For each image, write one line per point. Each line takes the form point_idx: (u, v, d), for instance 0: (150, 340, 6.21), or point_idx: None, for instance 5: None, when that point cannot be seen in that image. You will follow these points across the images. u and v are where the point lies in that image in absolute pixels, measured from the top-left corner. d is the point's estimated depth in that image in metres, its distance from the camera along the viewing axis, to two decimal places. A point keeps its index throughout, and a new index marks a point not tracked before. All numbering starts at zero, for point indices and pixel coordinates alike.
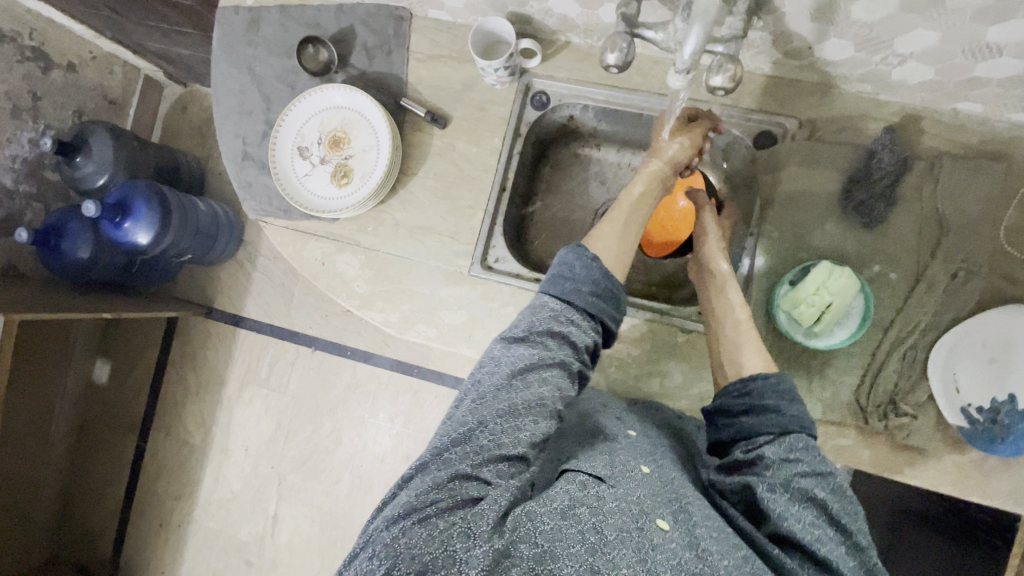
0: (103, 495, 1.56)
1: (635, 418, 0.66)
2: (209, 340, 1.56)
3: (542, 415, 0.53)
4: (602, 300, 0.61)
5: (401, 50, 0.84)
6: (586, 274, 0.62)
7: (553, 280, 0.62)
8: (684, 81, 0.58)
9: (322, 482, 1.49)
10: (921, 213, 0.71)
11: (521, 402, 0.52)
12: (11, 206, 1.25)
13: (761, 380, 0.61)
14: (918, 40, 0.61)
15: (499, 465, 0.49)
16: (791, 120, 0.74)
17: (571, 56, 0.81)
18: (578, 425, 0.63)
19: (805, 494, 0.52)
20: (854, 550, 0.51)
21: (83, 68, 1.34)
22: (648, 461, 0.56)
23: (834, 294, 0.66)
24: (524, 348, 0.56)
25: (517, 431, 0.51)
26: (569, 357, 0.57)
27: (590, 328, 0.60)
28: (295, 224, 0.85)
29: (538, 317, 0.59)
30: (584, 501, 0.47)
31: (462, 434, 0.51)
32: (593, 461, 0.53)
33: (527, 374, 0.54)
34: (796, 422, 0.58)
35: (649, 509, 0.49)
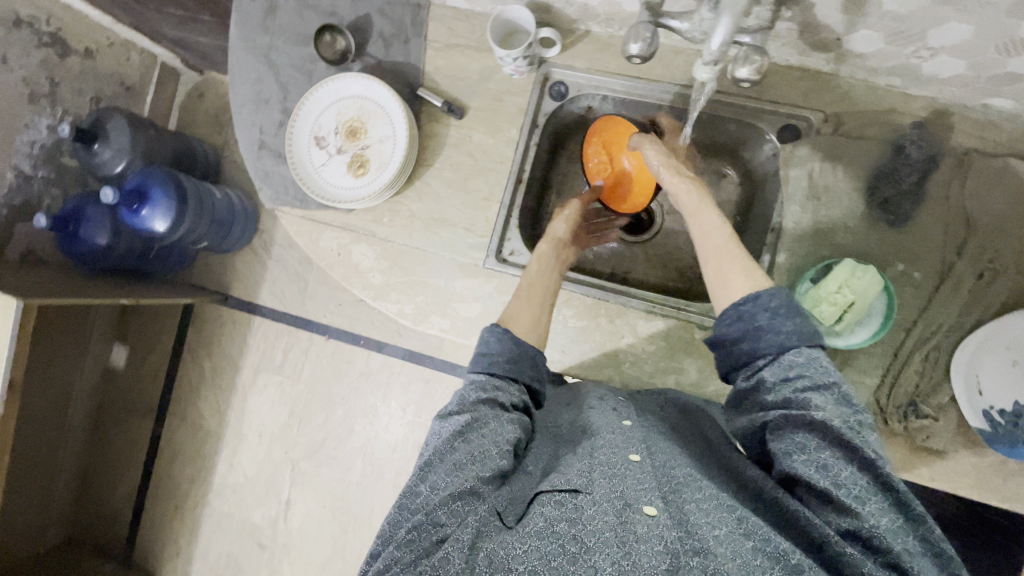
0: (121, 476, 1.59)
1: (637, 410, 0.67)
2: (224, 327, 1.58)
3: (493, 460, 0.53)
4: (520, 364, 0.65)
5: (418, 38, 0.83)
6: (505, 347, 0.65)
7: (478, 360, 0.65)
8: (710, 73, 0.57)
9: (333, 469, 1.51)
10: (947, 211, 0.69)
11: (465, 457, 0.53)
12: (30, 192, 1.26)
13: (752, 302, 0.57)
14: (951, 34, 0.59)
15: (454, 508, 0.50)
16: (817, 113, 0.72)
17: (591, 47, 0.80)
18: (569, 428, 0.64)
19: (805, 417, 0.50)
20: (868, 468, 0.48)
21: (101, 55, 1.35)
22: (638, 448, 0.57)
23: (857, 293, 0.65)
24: (461, 415, 0.59)
25: (466, 479, 0.51)
26: (502, 411, 0.59)
27: (516, 389, 0.63)
28: (311, 215, 0.85)
29: (468, 392, 0.62)
30: (562, 516, 0.48)
31: (416, 499, 0.52)
32: (569, 470, 0.54)
33: (469, 434, 0.56)
34: (795, 337, 0.54)
35: (633, 501, 0.50)
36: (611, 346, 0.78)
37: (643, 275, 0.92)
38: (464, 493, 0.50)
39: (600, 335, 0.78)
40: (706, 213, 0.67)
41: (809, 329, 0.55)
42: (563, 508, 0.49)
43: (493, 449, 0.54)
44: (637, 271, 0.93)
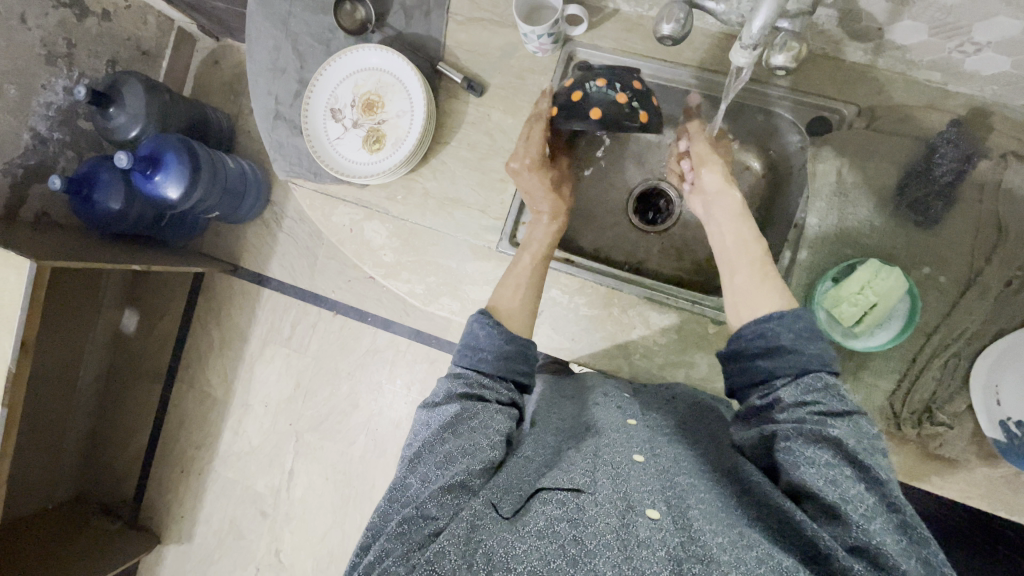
0: (129, 439, 1.62)
1: (641, 408, 0.67)
2: (233, 298, 1.59)
3: (484, 452, 0.55)
4: (512, 361, 0.65)
5: (440, 11, 0.81)
6: (494, 340, 0.65)
7: (463, 352, 0.66)
8: (749, 56, 0.55)
9: (337, 442, 1.52)
10: (980, 214, 0.67)
11: (456, 448, 0.55)
12: (45, 154, 1.26)
13: (777, 319, 0.57)
14: (999, 29, 0.56)
15: (445, 500, 0.51)
16: (851, 107, 0.70)
17: (619, 26, 0.77)
18: (573, 423, 0.64)
19: (818, 435, 0.50)
20: (878, 488, 0.48)
21: (118, 17, 1.33)
22: (642, 451, 0.57)
23: (879, 295, 0.63)
24: (450, 405, 0.59)
25: (456, 473, 0.52)
26: (494, 408, 0.60)
27: (503, 387, 0.64)
28: (325, 188, 0.84)
29: (456, 384, 0.62)
30: (563, 516, 0.48)
31: (406, 493, 0.53)
32: (572, 468, 0.53)
33: (459, 426, 0.57)
34: (817, 360, 0.55)
35: (637, 503, 0.49)
36: (622, 337, 0.76)
37: (657, 266, 0.90)
38: (455, 487, 0.51)
39: (611, 324, 0.77)
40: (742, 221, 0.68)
41: (827, 355, 0.56)
42: (564, 508, 0.49)
43: (483, 442, 0.56)
44: (652, 261, 0.91)
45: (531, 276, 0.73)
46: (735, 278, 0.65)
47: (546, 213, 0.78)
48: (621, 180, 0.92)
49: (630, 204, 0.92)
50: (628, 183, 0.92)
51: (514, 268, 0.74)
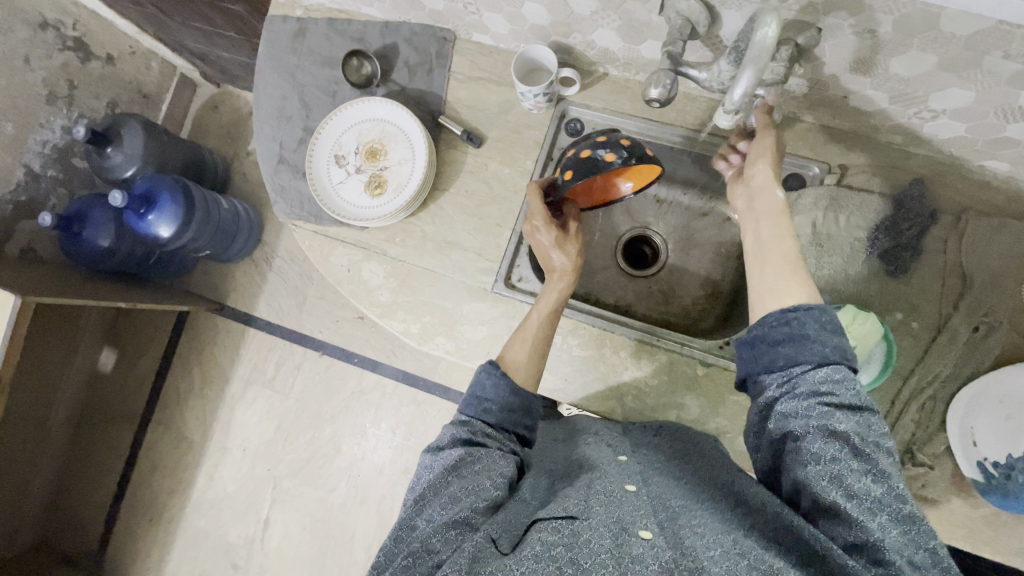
0: (95, 484, 1.55)
1: (632, 445, 0.68)
2: (217, 337, 1.57)
3: (487, 491, 0.56)
4: (516, 414, 0.67)
5: (442, 69, 0.86)
6: (499, 391, 0.67)
7: (469, 401, 0.68)
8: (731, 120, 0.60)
9: (317, 489, 1.48)
10: (945, 265, 0.71)
11: (460, 489, 0.56)
12: (37, 190, 1.27)
13: (801, 311, 0.57)
14: (953, 99, 0.62)
15: (448, 536, 0.51)
16: (821, 164, 0.75)
17: (609, 88, 0.83)
18: (567, 460, 0.65)
19: (828, 431, 0.51)
20: (883, 480, 0.49)
21: (121, 62, 1.38)
22: (634, 482, 0.58)
23: (857, 339, 0.66)
24: (454, 450, 0.61)
25: (460, 510, 0.53)
26: (494, 454, 0.61)
27: (507, 439, 0.65)
28: (324, 230, 0.86)
29: (457, 429, 0.64)
30: (559, 541, 0.48)
31: (412, 533, 0.53)
32: (566, 499, 0.54)
33: (462, 469, 0.58)
34: (835, 352, 0.55)
35: (631, 524, 0.50)
36: (615, 378, 0.78)
37: (646, 309, 0.94)
38: (458, 523, 0.52)
39: (604, 365, 0.79)
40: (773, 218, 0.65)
41: (848, 349, 0.56)
42: (559, 534, 0.49)
43: (486, 481, 0.56)
44: (640, 305, 0.94)
45: (540, 335, 0.74)
46: (765, 269, 0.63)
47: (557, 271, 0.78)
48: (610, 228, 0.96)
49: (619, 249, 0.96)
50: (617, 230, 0.97)
51: (524, 323, 0.76)
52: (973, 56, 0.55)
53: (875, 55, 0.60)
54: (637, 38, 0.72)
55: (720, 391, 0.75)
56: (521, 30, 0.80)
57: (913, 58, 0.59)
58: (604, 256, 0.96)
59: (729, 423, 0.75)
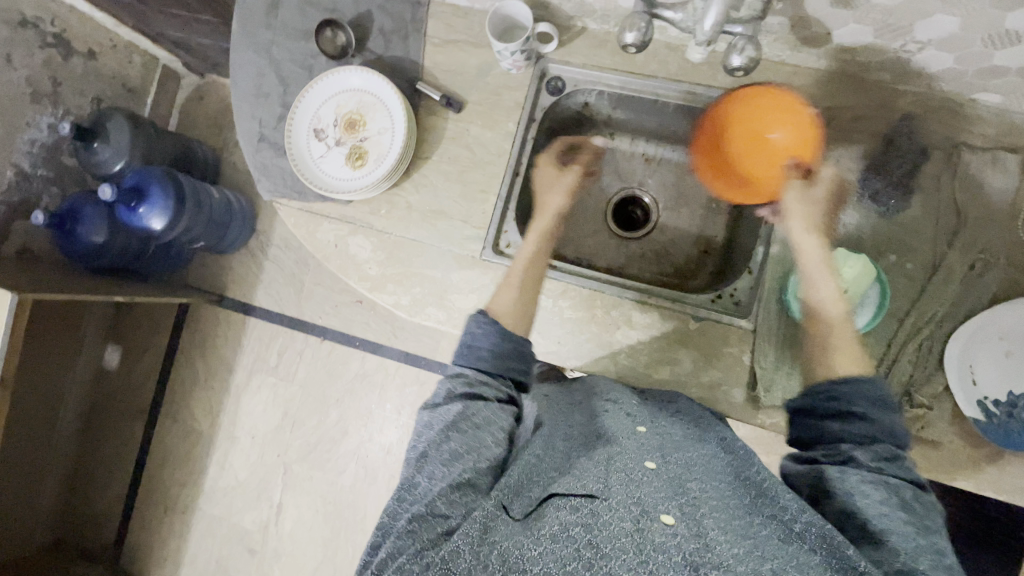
0: (111, 478, 1.58)
1: (650, 413, 0.67)
2: (219, 328, 1.58)
3: (488, 451, 0.57)
4: (510, 361, 0.67)
5: (418, 35, 0.84)
6: (488, 341, 0.67)
7: (463, 353, 0.68)
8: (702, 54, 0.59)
9: (326, 472, 1.50)
10: (939, 202, 0.69)
11: (462, 448, 0.56)
12: (29, 190, 1.27)
13: (849, 385, 0.59)
14: (937, 27, 0.60)
15: (453, 498, 0.52)
16: (810, 108, 0.73)
17: (587, 43, 0.80)
18: (585, 426, 0.64)
19: (880, 477, 0.53)
20: (927, 535, 0.49)
21: (103, 56, 1.37)
22: (655, 458, 0.58)
23: (850, 283, 0.66)
24: (453, 404, 0.61)
25: (466, 472, 0.54)
26: (501, 412, 0.61)
27: (502, 384, 0.65)
28: (309, 206, 0.86)
29: (455, 384, 0.64)
30: (578, 521, 0.49)
31: (414, 492, 0.54)
32: (585, 475, 0.54)
33: (462, 425, 0.58)
34: (886, 431, 0.57)
35: (651, 508, 0.50)
36: (608, 338, 0.77)
37: (638, 270, 0.93)
38: (462, 485, 0.53)
39: (595, 325, 0.78)
40: (823, 272, 0.66)
41: (898, 428, 0.58)
42: (578, 513, 0.50)
43: (487, 439, 0.58)
44: (633, 267, 0.93)
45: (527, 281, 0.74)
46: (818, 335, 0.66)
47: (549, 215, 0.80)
48: (599, 190, 0.96)
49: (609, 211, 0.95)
50: (606, 193, 0.96)
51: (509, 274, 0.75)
52: None
53: None
54: None
55: (713, 344, 0.74)
56: None
57: None
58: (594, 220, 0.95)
59: (723, 376, 0.73)
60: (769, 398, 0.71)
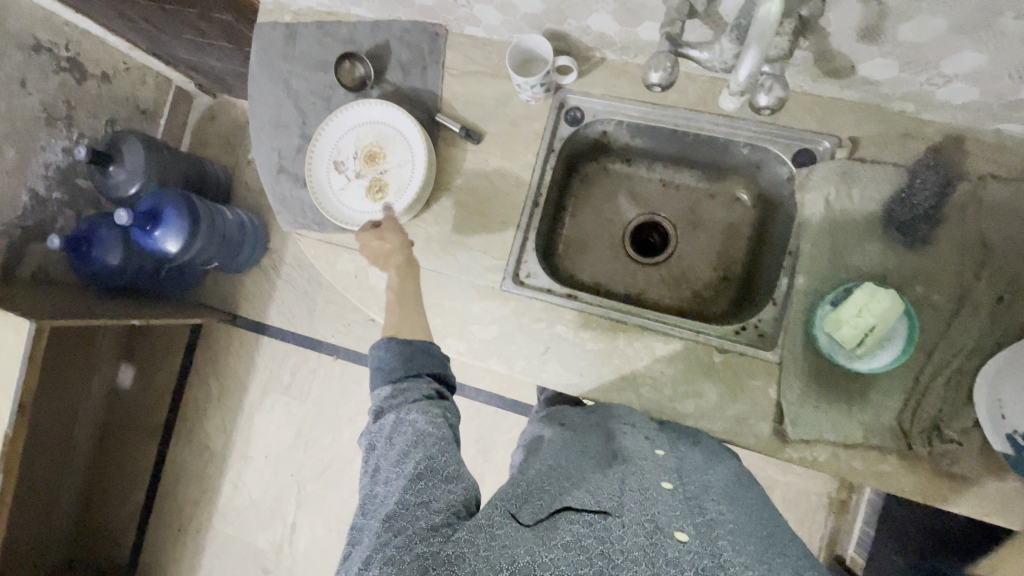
0: (125, 497, 1.58)
1: (668, 440, 0.67)
2: (232, 347, 1.58)
3: (430, 439, 0.57)
4: (418, 359, 0.64)
5: (435, 66, 0.85)
6: (391, 353, 0.64)
7: (378, 374, 0.66)
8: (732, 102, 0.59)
9: (340, 491, 1.50)
10: (966, 233, 0.69)
11: (406, 445, 0.57)
12: (44, 213, 1.28)
13: None
14: (965, 62, 0.60)
15: (418, 489, 0.53)
16: (833, 138, 0.73)
17: (606, 73, 0.80)
18: (603, 447, 0.66)
19: None
20: None
21: (117, 78, 1.37)
22: (671, 478, 0.59)
23: (876, 318, 0.64)
24: (387, 418, 0.61)
25: (417, 464, 0.55)
26: (426, 403, 0.61)
27: (423, 383, 0.63)
28: (329, 237, 0.86)
29: (385, 396, 0.63)
30: (590, 534, 0.49)
31: (382, 497, 0.55)
32: (601, 493, 0.55)
33: (398, 430, 0.59)
34: None
35: (665, 525, 0.51)
36: (630, 369, 0.77)
37: (658, 297, 0.92)
38: (421, 475, 0.54)
39: (617, 357, 0.77)
40: None
41: None
42: (591, 527, 0.50)
43: (429, 430, 0.58)
44: (652, 293, 0.92)
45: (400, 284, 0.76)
46: None
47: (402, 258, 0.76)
48: (616, 215, 0.95)
49: (627, 237, 0.94)
50: (623, 218, 0.95)
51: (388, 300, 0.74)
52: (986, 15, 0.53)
53: (882, 23, 0.58)
54: (634, 21, 0.70)
55: (739, 377, 0.74)
56: (514, 21, 0.78)
57: (920, 24, 0.57)
58: (612, 246, 0.94)
59: (748, 409, 0.73)
60: (796, 433, 0.70)
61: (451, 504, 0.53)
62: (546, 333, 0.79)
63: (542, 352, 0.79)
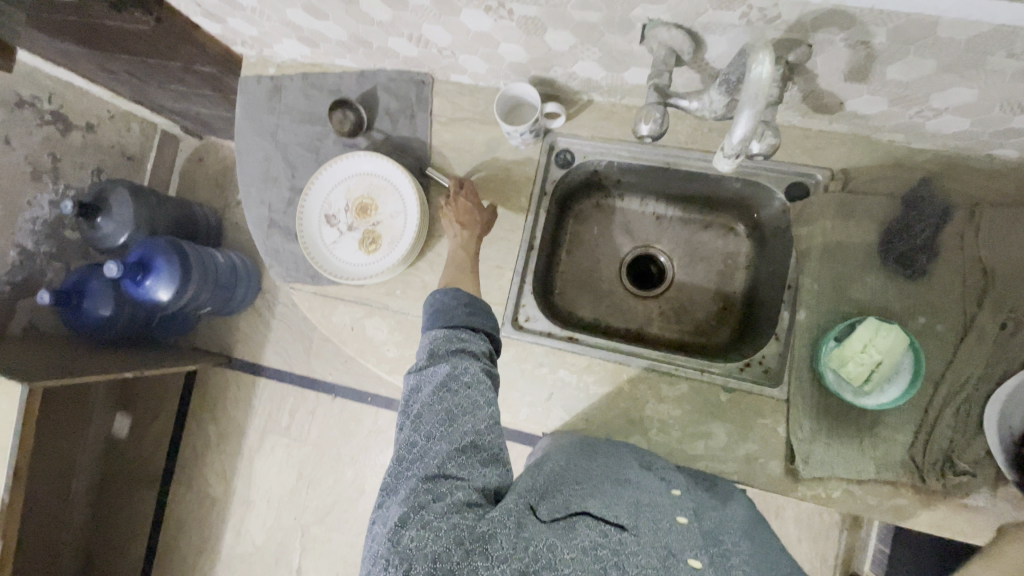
0: (125, 550, 1.54)
1: (687, 484, 0.65)
2: (229, 391, 1.56)
3: (482, 412, 0.54)
4: (478, 316, 0.63)
5: (424, 113, 0.84)
6: (458, 299, 0.63)
7: (434, 317, 0.63)
8: (731, 164, 0.57)
9: (345, 533, 1.47)
10: (965, 261, 0.69)
11: (459, 407, 0.53)
12: (32, 267, 1.26)
13: None
14: (954, 97, 0.60)
15: (462, 460, 0.51)
16: (824, 171, 0.74)
17: (595, 115, 0.80)
18: (613, 463, 0.64)
19: None
20: None
21: (101, 128, 1.36)
22: (687, 513, 0.56)
23: (882, 353, 0.64)
24: (439, 365, 0.57)
25: (465, 435, 0.52)
26: (481, 368, 0.58)
27: (479, 339, 0.61)
28: (323, 289, 0.85)
29: (437, 344, 0.59)
30: (606, 544, 0.47)
31: (419, 454, 0.52)
32: (616, 509, 0.53)
33: (453, 385, 0.55)
34: None
35: (679, 551, 0.49)
36: (636, 412, 0.76)
37: (658, 331, 0.91)
38: (468, 447, 0.52)
39: (623, 400, 0.76)
40: None
41: None
42: (607, 538, 0.48)
43: (479, 400, 0.54)
44: (652, 326, 0.91)
45: (462, 259, 0.75)
46: None
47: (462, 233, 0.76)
48: (611, 250, 0.94)
49: (624, 271, 0.93)
50: (619, 252, 0.94)
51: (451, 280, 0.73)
52: (976, 56, 0.53)
53: (871, 64, 0.58)
54: (620, 67, 0.69)
55: (746, 415, 0.73)
56: (500, 69, 0.77)
57: (910, 64, 0.56)
58: (609, 280, 0.94)
59: (758, 448, 0.72)
60: (808, 471, 0.69)
61: (487, 485, 0.51)
62: (549, 378, 0.78)
63: (546, 398, 0.78)
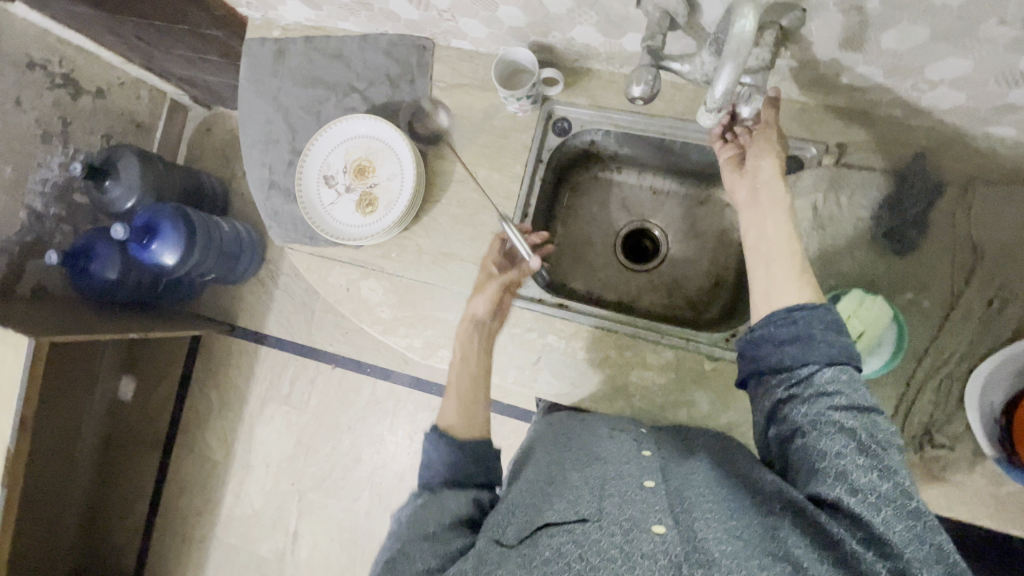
0: (128, 510, 1.59)
1: (655, 441, 0.64)
2: (231, 358, 1.59)
3: (450, 512, 0.57)
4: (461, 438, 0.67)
5: (423, 77, 0.85)
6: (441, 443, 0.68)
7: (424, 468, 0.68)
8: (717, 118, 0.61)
9: (341, 499, 1.50)
10: (955, 239, 0.69)
11: (429, 510, 0.57)
12: (42, 228, 1.28)
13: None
14: (949, 68, 0.60)
15: (422, 543, 0.52)
16: (818, 145, 0.72)
17: (593, 84, 0.81)
18: (579, 445, 0.64)
19: None
20: None
21: (111, 93, 1.37)
22: (654, 475, 0.56)
23: (865, 323, 0.64)
24: (420, 497, 0.62)
25: (429, 525, 0.55)
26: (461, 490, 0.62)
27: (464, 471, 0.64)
28: (320, 250, 0.86)
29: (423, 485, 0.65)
30: (570, 543, 0.48)
31: (391, 550, 0.55)
32: (579, 498, 0.53)
33: (428, 501, 0.60)
34: None
35: (642, 519, 0.50)
36: (622, 379, 0.77)
37: (650, 304, 0.92)
38: (431, 533, 0.54)
39: (608, 367, 0.78)
40: None
41: None
42: (572, 536, 0.49)
43: (450, 505, 0.58)
44: (644, 299, 0.92)
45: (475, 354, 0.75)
46: None
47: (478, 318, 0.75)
48: (607, 223, 0.95)
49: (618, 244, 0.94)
50: (614, 226, 0.95)
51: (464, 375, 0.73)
52: (969, 24, 0.53)
53: (866, 31, 0.58)
54: (617, 32, 0.70)
55: (730, 384, 0.74)
56: (500, 34, 0.78)
57: (905, 32, 0.56)
58: (603, 253, 0.95)
59: (740, 417, 0.73)
60: None
61: (448, 553, 0.51)
62: (538, 343, 0.80)
63: (534, 362, 0.79)
